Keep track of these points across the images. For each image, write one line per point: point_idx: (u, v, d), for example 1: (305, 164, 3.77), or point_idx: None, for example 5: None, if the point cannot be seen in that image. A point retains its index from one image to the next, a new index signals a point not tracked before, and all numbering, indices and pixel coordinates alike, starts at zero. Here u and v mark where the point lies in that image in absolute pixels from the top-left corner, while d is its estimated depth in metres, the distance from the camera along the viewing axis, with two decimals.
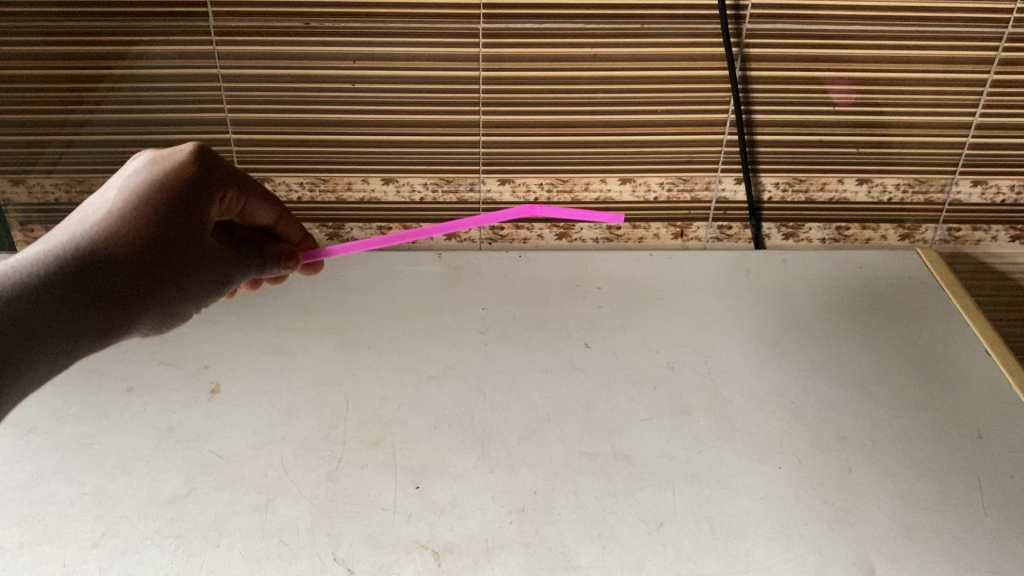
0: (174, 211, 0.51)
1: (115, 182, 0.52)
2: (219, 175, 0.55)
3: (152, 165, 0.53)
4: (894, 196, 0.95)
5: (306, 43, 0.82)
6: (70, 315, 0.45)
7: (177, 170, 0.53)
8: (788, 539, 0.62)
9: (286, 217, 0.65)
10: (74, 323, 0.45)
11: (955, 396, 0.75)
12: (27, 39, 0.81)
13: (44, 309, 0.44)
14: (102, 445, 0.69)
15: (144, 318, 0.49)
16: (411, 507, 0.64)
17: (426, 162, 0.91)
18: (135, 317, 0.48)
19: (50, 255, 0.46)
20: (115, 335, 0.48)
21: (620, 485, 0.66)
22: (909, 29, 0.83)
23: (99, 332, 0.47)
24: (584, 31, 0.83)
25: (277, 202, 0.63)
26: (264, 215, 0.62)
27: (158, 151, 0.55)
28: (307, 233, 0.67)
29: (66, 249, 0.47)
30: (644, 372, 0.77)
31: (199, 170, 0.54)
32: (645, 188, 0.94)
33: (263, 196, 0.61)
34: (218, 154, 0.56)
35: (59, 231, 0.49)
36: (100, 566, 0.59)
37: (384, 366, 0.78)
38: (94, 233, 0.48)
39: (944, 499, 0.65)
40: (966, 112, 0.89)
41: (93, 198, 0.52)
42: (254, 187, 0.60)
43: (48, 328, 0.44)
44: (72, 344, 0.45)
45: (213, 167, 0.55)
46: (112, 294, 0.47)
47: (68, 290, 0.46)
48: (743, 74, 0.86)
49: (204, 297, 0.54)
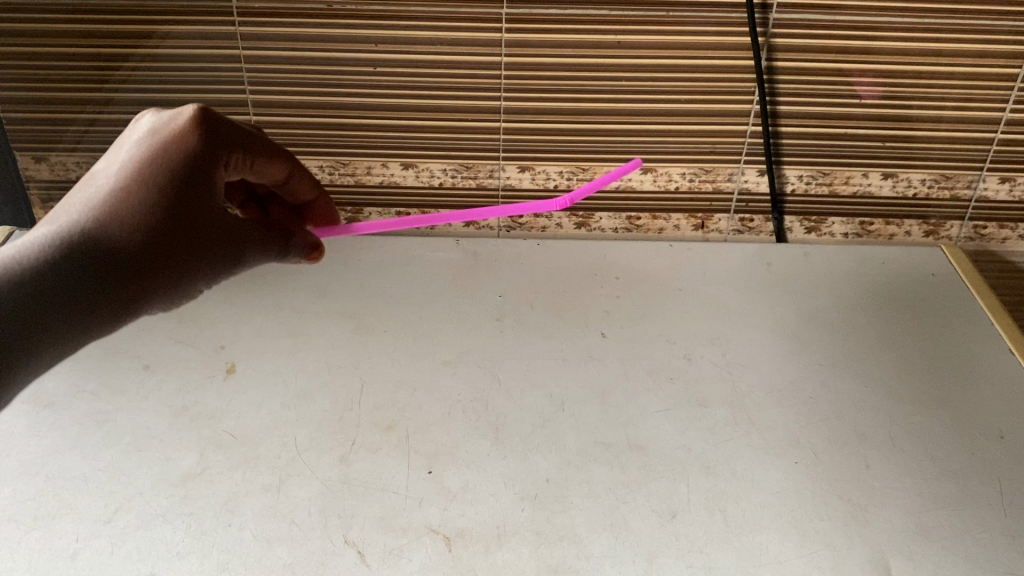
0: (177, 185, 0.51)
1: (119, 153, 0.53)
2: (223, 143, 0.54)
3: (154, 135, 0.53)
4: (920, 192, 0.93)
5: (329, 25, 0.82)
6: (77, 303, 0.47)
7: (178, 138, 0.53)
8: (802, 535, 0.62)
9: (298, 171, 0.63)
10: (81, 309, 0.47)
11: (978, 396, 0.74)
12: (52, 17, 0.82)
13: (48, 295, 0.45)
14: (117, 421, 0.69)
15: (153, 299, 0.50)
16: (424, 491, 0.64)
17: (447, 148, 0.91)
18: (145, 298, 0.50)
19: (54, 239, 0.47)
20: (128, 317, 0.49)
21: (635, 475, 0.66)
22: (940, 21, 0.81)
23: (107, 317, 0.48)
24: (609, 18, 0.82)
25: (285, 155, 0.61)
26: (275, 173, 0.61)
27: (162, 115, 0.55)
28: (318, 187, 0.66)
29: (69, 232, 0.48)
30: (662, 363, 0.77)
31: (202, 137, 0.53)
32: (666, 178, 0.93)
33: (271, 154, 0.59)
34: (221, 117, 0.56)
35: (63, 210, 0.49)
36: (113, 540, 0.60)
37: (399, 350, 0.77)
38: (95, 216, 0.49)
39: (963, 498, 0.64)
40: (997, 108, 0.87)
41: (99, 166, 0.52)
42: (261, 145, 0.58)
43: (53, 316, 0.45)
44: (78, 333, 0.47)
45: (218, 131, 0.54)
46: (117, 277, 0.48)
47: (73, 276, 0.47)
48: (768, 64, 0.85)
49: (219, 271, 0.54)
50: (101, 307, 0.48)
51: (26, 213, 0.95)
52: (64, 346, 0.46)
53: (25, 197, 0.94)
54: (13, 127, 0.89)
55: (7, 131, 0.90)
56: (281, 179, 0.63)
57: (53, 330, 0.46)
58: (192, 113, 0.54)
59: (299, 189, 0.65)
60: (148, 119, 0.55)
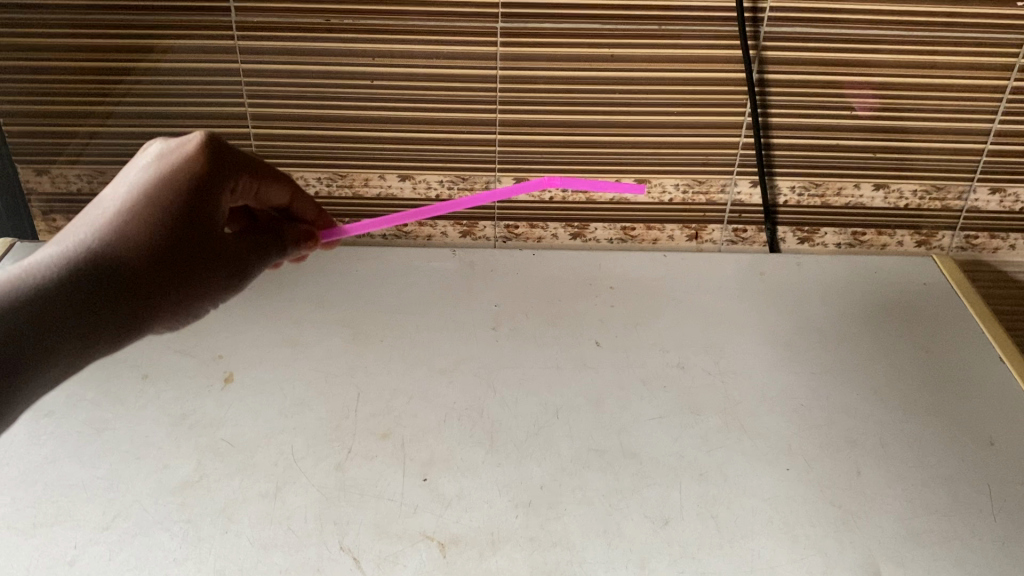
0: (186, 206, 0.52)
1: (127, 177, 0.54)
2: (229, 168, 0.56)
3: (162, 159, 0.54)
4: (911, 203, 0.95)
5: (326, 39, 0.83)
6: (82, 320, 0.47)
7: (185, 162, 0.54)
8: (792, 540, 0.62)
9: (299, 196, 0.65)
10: (85, 329, 0.47)
11: (968, 404, 0.74)
12: (54, 32, 0.83)
13: (52, 313, 0.46)
14: (116, 430, 0.70)
15: (155, 319, 0.51)
16: (419, 499, 0.64)
17: (443, 159, 0.92)
18: (153, 317, 0.50)
19: (60, 258, 0.48)
20: (133, 335, 0.50)
21: (627, 482, 0.66)
22: (929, 34, 0.83)
23: (110, 337, 0.48)
24: (602, 32, 0.83)
25: (290, 181, 0.63)
26: (278, 196, 0.63)
27: (170, 142, 0.56)
28: (321, 211, 0.68)
29: (77, 252, 0.49)
30: (655, 371, 0.77)
31: (209, 161, 0.55)
32: (660, 190, 0.94)
33: (276, 178, 0.61)
34: (229, 143, 0.57)
35: (71, 232, 0.50)
36: (110, 548, 0.60)
37: (396, 359, 0.78)
38: (102, 236, 0.50)
39: (954, 504, 0.65)
40: (986, 119, 0.88)
41: (107, 190, 0.53)
42: (267, 170, 0.60)
43: (58, 334, 0.46)
44: (81, 352, 0.47)
45: (224, 156, 0.56)
46: (123, 295, 0.49)
47: (77, 293, 0.47)
48: (760, 76, 0.86)
49: (218, 292, 0.55)
50: (106, 322, 0.48)
51: (26, 223, 0.96)
52: (65, 365, 0.46)
53: (26, 209, 0.95)
54: (14, 141, 0.91)
55: (7, 145, 0.91)
56: (282, 202, 0.64)
57: (58, 347, 0.46)
58: (201, 139, 0.55)
59: (300, 211, 0.67)
60: (156, 146, 0.56)
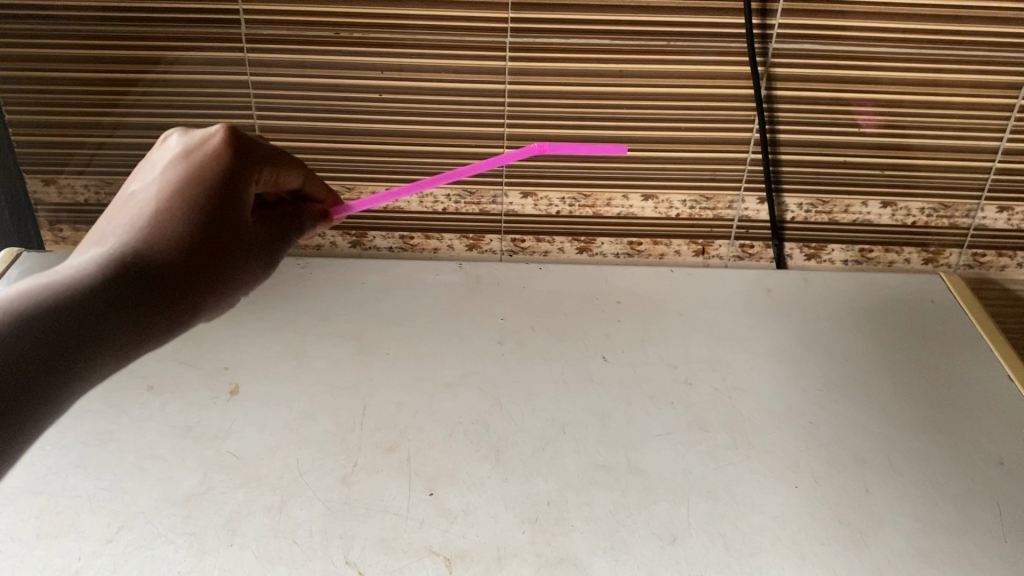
0: (218, 199, 0.52)
1: (154, 172, 0.53)
2: (253, 159, 0.55)
3: (188, 154, 0.54)
4: (919, 220, 0.94)
5: (335, 52, 0.84)
6: (127, 315, 0.46)
7: (213, 155, 0.53)
8: (801, 558, 0.62)
9: (313, 181, 0.65)
10: (131, 324, 0.46)
11: (976, 422, 0.74)
12: (64, 43, 0.83)
13: (98, 310, 0.45)
14: (121, 441, 0.70)
15: (195, 314, 0.50)
16: (424, 514, 0.64)
17: (450, 173, 0.92)
18: (195, 310, 0.50)
19: (103, 256, 0.47)
20: (177, 330, 0.49)
21: (635, 499, 0.66)
22: (937, 52, 0.83)
23: (156, 332, 0.47)
24: (611, 48, 0.83)
25: (304, 168, 0.63)
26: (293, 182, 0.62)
27: (191, 136, 0.56)
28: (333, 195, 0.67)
29: (119, 250, 0.48)
30: (662, 387, 0.77)
31: (235, 153, 0.54)
32: (667, 205, 0.94)
33: (293, 166, 0.61)
34: (250, 135, 0.57)
35: (109, 230, 0.49)
36: (114, 560, 0.60)
37: (402, 372, 0.78)
38: (141, 233, 0.49)
39: (963, 524, 0.64)
40: (994, 137, 0.88)
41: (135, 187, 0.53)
42: (285, 159, 0.59)
43: (105, 331, 0.45)
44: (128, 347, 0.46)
45: (248, 148, 0.55)
46: (166, 289, 0.48)
47: (117, 288, 0.46)
48: (768, 93, 0.86)
49: (246, 282, 0.54)
50: (154, 316, 0.47)
51: (32, 233, 0.96)
52: (112, 361, 0.45)
53: (32, 219, 0.95)
54: (21, 151, 0.91)
55: (14, 155, 0.91)
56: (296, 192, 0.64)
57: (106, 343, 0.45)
58: (224, 134, 0.55)
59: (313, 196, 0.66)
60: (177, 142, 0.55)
